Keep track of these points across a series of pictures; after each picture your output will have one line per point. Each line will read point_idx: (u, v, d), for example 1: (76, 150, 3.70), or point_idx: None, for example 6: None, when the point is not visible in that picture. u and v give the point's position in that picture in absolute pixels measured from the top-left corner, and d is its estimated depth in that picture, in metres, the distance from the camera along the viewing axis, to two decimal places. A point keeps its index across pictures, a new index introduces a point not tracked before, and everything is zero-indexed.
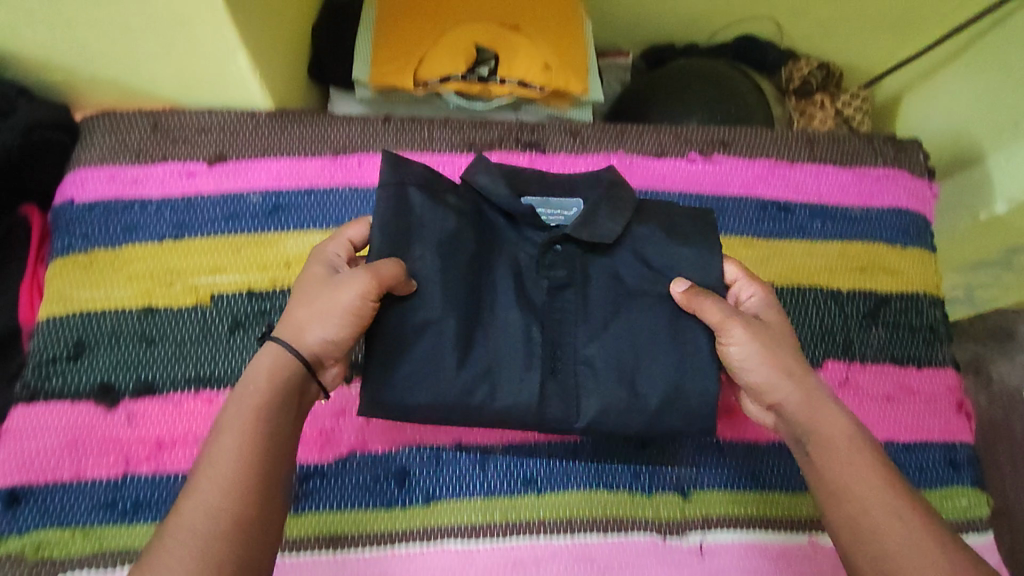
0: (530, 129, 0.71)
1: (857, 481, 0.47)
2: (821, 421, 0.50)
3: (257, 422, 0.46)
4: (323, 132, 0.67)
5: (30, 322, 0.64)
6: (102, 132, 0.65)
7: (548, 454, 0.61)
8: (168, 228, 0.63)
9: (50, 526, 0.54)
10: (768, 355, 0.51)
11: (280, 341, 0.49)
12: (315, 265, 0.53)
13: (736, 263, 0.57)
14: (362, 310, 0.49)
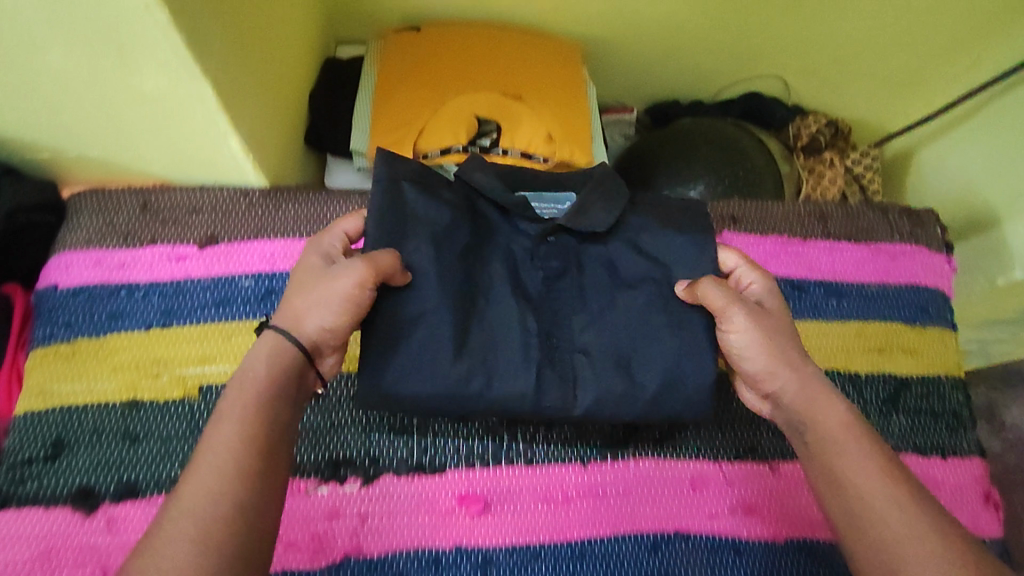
0: None
1: (868, 468, 0.44)
2: (823, 410, 0.48)
3: (259, 410, 0.43)
4: (320, 212, 0.65)
5: (8, 414, 0.61)
6: (88, 213, 0.63)
7: (554, 560, 0.57)
8: (156, 314, 0.60)
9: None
10: (769, 340, 0.50)
11: (278, 329, 0.47)
12: (311, 255, 0.51)
13: (738, 252, 0.56)
14: (360, 296, 0.47)
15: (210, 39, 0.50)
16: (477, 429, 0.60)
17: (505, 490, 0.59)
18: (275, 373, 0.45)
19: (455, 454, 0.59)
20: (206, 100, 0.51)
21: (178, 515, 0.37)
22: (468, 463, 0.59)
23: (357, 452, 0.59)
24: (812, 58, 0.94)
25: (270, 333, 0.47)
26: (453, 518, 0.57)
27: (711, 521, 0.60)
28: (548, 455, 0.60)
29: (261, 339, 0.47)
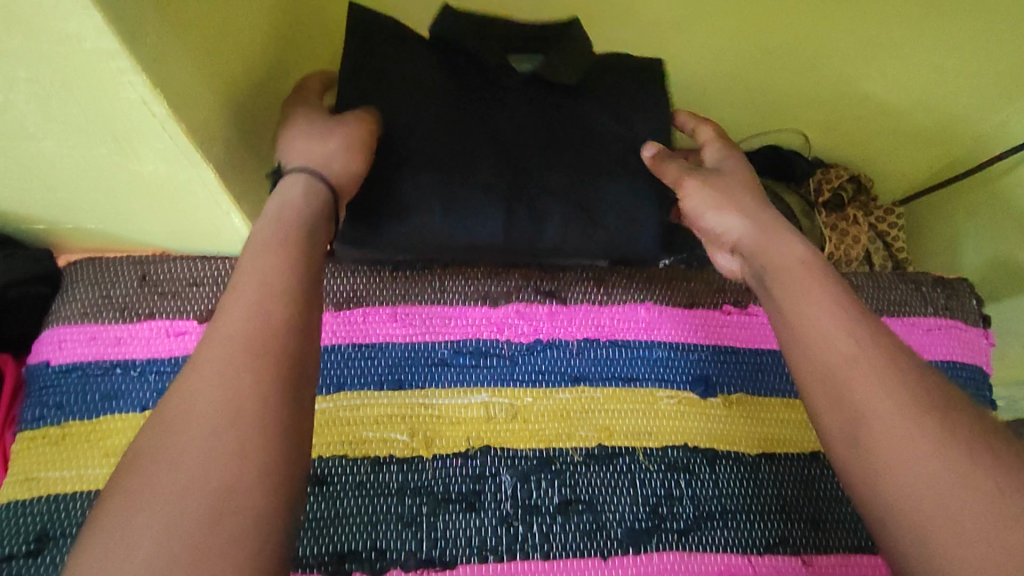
0: (550, 277, 0.66)
1: (826, 303, 0.48)
2: (780, 251, 0.53)
3: (292, 246, 0.47)
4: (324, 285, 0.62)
5: None
6: (84, 284, 0.60)
7: None
8: (151, 395, 0.57)
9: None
10: (724, 194, 0.58)
11: (306, 170, 0.52)
12: (305, 108, 0.57)
13: (706, 122, 0.66)
14: (371, 142, 0.56)
15: (213, 120, 0.49)
16: (491, 518, 0.56)
17: None
18: (305, 218, 0.49)
19: (469, 547, 0.55)
20: (204, 181, 0.51)
21: (226, 336, 0.41)
22: (481, 556, 0.54)
23: (363, 544, 0.54)
24: (830, 116, 0.93)
25: (302, 174, 0.52)
26: None
27: None
28: (566, 548, 0.56)
29: (292, 178, 0.52)
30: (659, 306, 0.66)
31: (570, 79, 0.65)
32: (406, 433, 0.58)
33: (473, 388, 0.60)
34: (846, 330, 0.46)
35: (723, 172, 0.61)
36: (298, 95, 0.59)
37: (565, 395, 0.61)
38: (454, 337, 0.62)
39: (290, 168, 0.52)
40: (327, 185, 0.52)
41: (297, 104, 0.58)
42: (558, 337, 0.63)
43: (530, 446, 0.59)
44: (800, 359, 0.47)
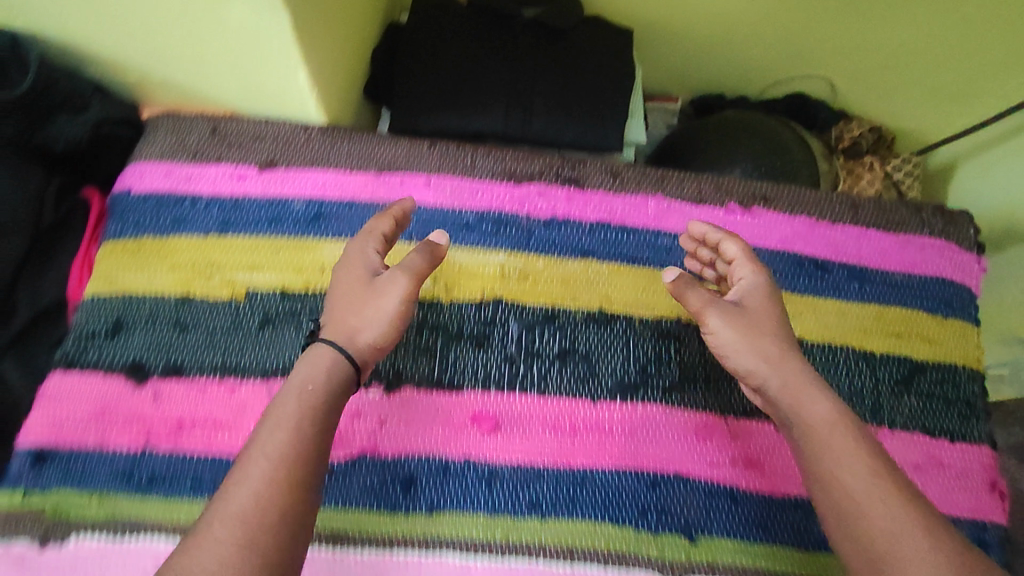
0: (571, 165, 0.72)
1: (852, 466, 0.48)
2: (804, 404, 0.51)
3: (306, 424, 0.46)
4: (368, 150, 0.70)
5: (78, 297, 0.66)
6: (164, 132, 0.69)
7: (556, 483, 0.60)
8: (213, 224, 0.65)
9: (70, 488, 0.55)
10: (746, 340, 0.54)
11: (327, 342, 0.50)
12: (355, 263, 0.55)
13: (738, 243, 0.60)
14: (407, 310, 0.53)
15: None
16: (497, 356, 0.63)
17: (516, 414, 0.61)
18: (326, 390, 0.48)
19: (476, 378, 0.62)
20: (279, 35, 0.59)
21: (226, 518, 0.41)
22: (485, 386, 0.62)
23: (384, 364, 0.62)
24: (858, 66, 0.96)
25: (324, 347, 0.50)
26: (464, 433, 0.60)
27: (714, 470, 0.62)
28: (562, 390, 0.63)
29: (313, 350, 0.50)
30: (668, 201, 0.72)
31: (563, 23, 0.81)
32: (428, 279, 0.66)
33: (491, 249, 0.68)
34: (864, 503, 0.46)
35: (749, 305, 0.57)
36: (356, 244, 0.57)
37: (574, 265, 0.68)
38: (478, 206, 0.69)
39: (315, 339, 0.51)
40: (350, 360, 0.50)
41: (352, 254, 0.56)
42: (572, 216, 0.70)
43: (538, 303, 0.66)
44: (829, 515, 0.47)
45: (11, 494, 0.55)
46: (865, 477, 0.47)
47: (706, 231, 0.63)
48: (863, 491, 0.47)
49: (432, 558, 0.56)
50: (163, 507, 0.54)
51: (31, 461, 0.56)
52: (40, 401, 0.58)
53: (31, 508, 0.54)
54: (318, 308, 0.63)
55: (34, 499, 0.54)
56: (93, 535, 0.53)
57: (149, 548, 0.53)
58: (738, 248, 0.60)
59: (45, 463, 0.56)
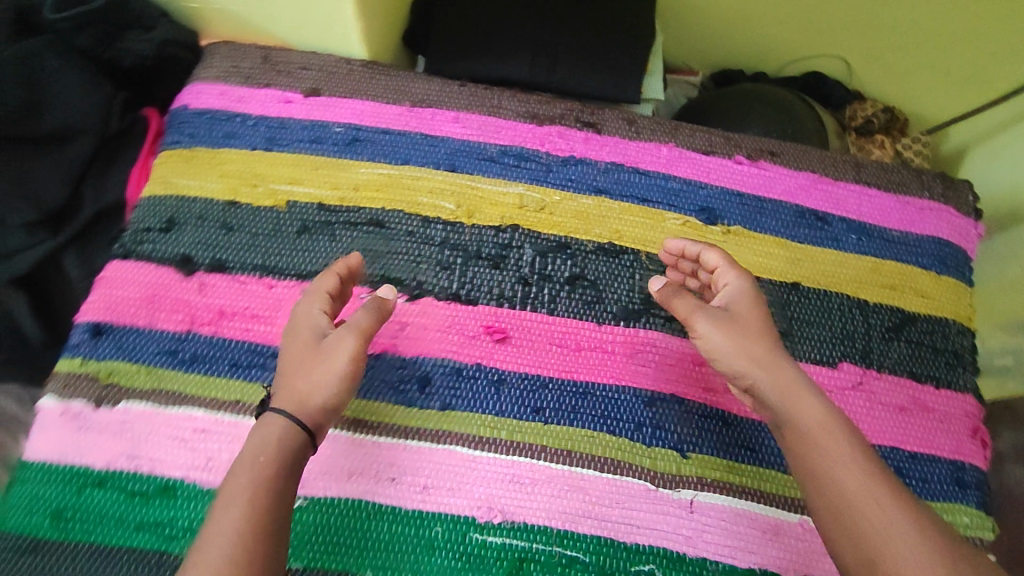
0: (591, 111, 0.77)
1: (844, 466, 0.51)
2: (796, 404, 0.54)
3: (258, 495, 0.47)
4: (403, 85, 0.75)
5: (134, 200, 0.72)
6: (221, 57, 0.75)
7: (559, 393, 0.64)
8: (260, 140, 0.71)
9: (122, 359, 0.60)
10: (736, 343, 0.56)
11: (278, 410, 0.51)
12: (303, 328, 0.57)
13: (720, 252, 0.63)
14: (358, 367, 0.55)
15: None
16: (512, 276, 0.68)
17: (527, 329, 0.66)
18: (277, 461, 0.49)
19: (491, 293, 0.67)
20: None
21: None
22: (499, 302, 0.67)
23: (408, 275, 0.67)
24: (875, 46, 1.00)
25: (276, 415, 0.51)
26: (478, 341, 0.65)
27: (708, 395, 0.65)
28: (569, 310, 0.67)
29: (265, 419, 0.51)
30: (681, 149, 0.76)
31: None
32: (452, 203, 0.71)
33: (512, 181, 0.72)
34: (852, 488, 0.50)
35: (736, 310, 0.59)
36: (303, 308, 0.59)
37: (588, 200, 0.72)
38: (503, 141, 0.74)
39: (269, 406, 0.52)
40: (305, 427, 0.52)
41: (299, 314, 0.58)
42: (589, 157, 0.74)
43: (553, 232, 0.71)
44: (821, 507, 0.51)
45: (72, 360, 0.60)
46: (854, 467, 0.51)
47: (686, 246, 0.65)
48: (855, 484, 0.50)
49: (441, 448, 0.60)
50: (201, 382, 0.59)
51: (89, 333, 0.61)
52: (100, 284, 0.64)
53: (87, 373, 0.59)
54: (351, 221, 0.69)
55: (90, 366, 0.60)
56: (141, 400, 0.58)
57: (189, 415, 0.58)
58: (719, 258, 0.63)
59: (103, 334, 0.61)
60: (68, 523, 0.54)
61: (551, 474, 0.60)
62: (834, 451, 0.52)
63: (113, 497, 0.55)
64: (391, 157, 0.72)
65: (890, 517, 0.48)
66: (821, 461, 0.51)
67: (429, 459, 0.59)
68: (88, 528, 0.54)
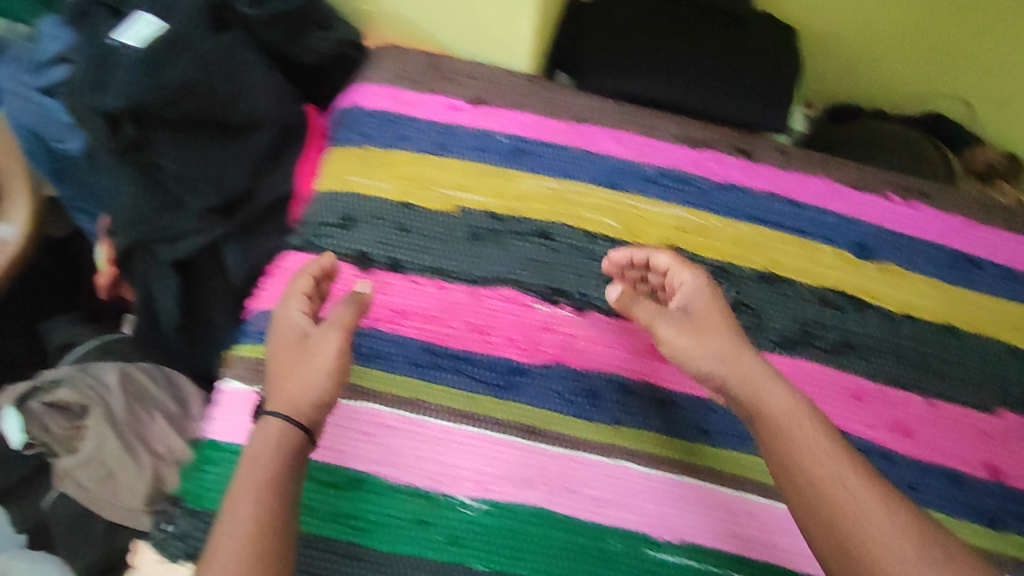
0: (744, 138, 0.77)
1: (811, 452, 0.51)
2: (760, 393, 0.54)
3: (261, 486, 0.50)
4: (565, 100, 0.77)
5: (307, 193, 0.75)
6: (389, 61, 0.77)
7: (723, 418, 0.65)
8: (428, 145, 0.73)
9: None
10: (699, 343, 0.58)
11: (275, 413, 0.53)
12: (287, 329, 0.59)
13: (670, 253, 0.64)
14: (345, 360, 0.57)
15: None
16: None
17: None
18: (278, 458, 0.52)
19: None
20: None
21: None
22: None
23: (575, 289, 0.69)
24: (1001, 90, 1.01)
25: (272, 419, 0.53)
26: (643, 359, 0.67)
27: (874, 432, 0.65)
28: None
29: (263, 424, 0.54)
30: (834, 183, 0.76)
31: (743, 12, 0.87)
32: (616, 221, 0.72)
33: (672, 203, 0.73)
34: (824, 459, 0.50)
35: (694, 310, 0.60)
36: (281, 309, 0.60)
37: (744, 227, 0.73)
38: (660, 162, 0.75)
39: (262, 412, 0.54)
40: (300, 424, 0.54)
41: (279, 318, 0.60)
42: (744, 184, 0.75)
43: (714, 256, 0.72)
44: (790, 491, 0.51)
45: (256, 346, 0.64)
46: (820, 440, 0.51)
47: (631, 252, 0.65)
48: (818, 461, 0.50)
49: (615, 463, 0.62)
50: (382, 378, 0.63)
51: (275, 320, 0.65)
52: (279, 274, 0.67)
53: None
54: (516, 231, 0.71)
55: None
56: None
57: (372, 410, 0.62)
58: (670, 258, 0.64)
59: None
60: None
61: (723, 497, 0.61)
62: (804, 439, 0.51)
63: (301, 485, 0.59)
64: (554, 170, 0.73)
65: (859, 491, 0.48)
66: (787, 450, 0.51)
67: (604, 473, 0.61)
68: None
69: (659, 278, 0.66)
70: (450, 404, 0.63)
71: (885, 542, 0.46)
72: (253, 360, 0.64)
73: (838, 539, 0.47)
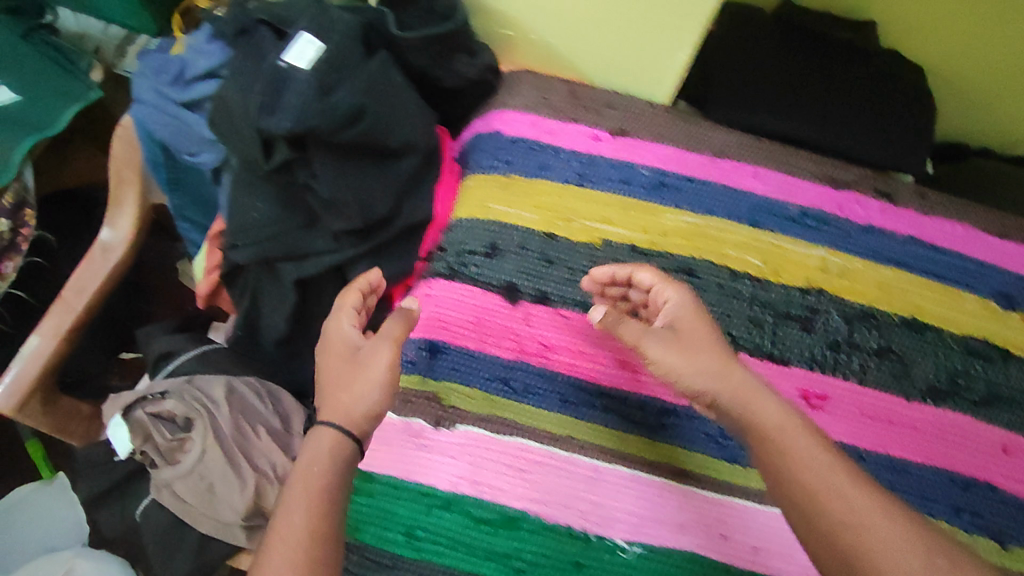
0: (884, 181, 0.78)
1: (806, 463, 0.50)
2: (756, 408, 0.53)
3: (315, 494, 0.54)
4: (706, 135, 0.77)
5: (443, 219, 0.75)
6: (528, 87, 0.76)
7: (874, 467, 0.65)
8: (572, 176, 0.72)
9: (455, 381, 0.65)
10: (688, 360, 0.56)
11: (329, 423, 0.58)
12: (339, 342, 0.65)
13: (652, 270, 0.63)
14: (396, 372, 0.62)
15: None
16: (821, 340, 0.70)
17: (842, 397, 0.68)
18: (329, 468, 0.56)
19: (804, 355, 0.69)
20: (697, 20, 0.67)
21: None
22: (812, 366, 0.69)
23: (722, 328, 0.69)
24: None
25: (325, 429, 0.58)
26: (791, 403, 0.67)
27: (1017, 485, 0.66)
28: (878, 383, 0.68)
29: (316, 433, 0.58)
30: (974, 230, 0.76)
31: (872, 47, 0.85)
32: (759, 260, 0.72)
33: (815, 244, 0.73)
34: (821, 471, 0.49)
35: (680, 326, 0.58)
36: (334, 323, 0.67)
37: (887, 272, 0.73)
38: (802, 201, 0.75)
39: (316, 421, 0.59)
40: (352, 436, 0.59)
41: (334, 335, 0.66)
42: (886, 227, 0.75)
43: (856, 300, 0.72)
44: (787, 508, 0.50)
45: (409, 376, 0.65)
46: (817, 451, 0.51)
47: (614, 269, 0.64)
48: (815, 475, 0.49)
49: (768, 510, 0.63)
50: (533, 414, 0.64)
51: (426, 352, 0.66)
52: (426, 303, 0.68)
53: (427, 392, 0.64)
54: (662, 267, 0.70)
55: (428, 385, 0.65)
56: (478, 425, 0.64)
57: (520, 445, 0.63)
58: (652, 275, 0.63)
59: (438, 354, 0.66)
60: (420, 542, 0.60)
61: None
62: (799, 453, 0.50)
63: (459, 520, 0.60)
64: (696, 205, 0.73)
65: (859, 503, 0.47)
66: (783, 465, 0.50)
67: (758, 521, 0.62)
68: (439, 548, 0.60)
69: (639, 295, 0.65)
70: (603, 443, 0.64)
71: (886, 553, 0.45)
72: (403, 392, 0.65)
73: (841, 554, 0.46)
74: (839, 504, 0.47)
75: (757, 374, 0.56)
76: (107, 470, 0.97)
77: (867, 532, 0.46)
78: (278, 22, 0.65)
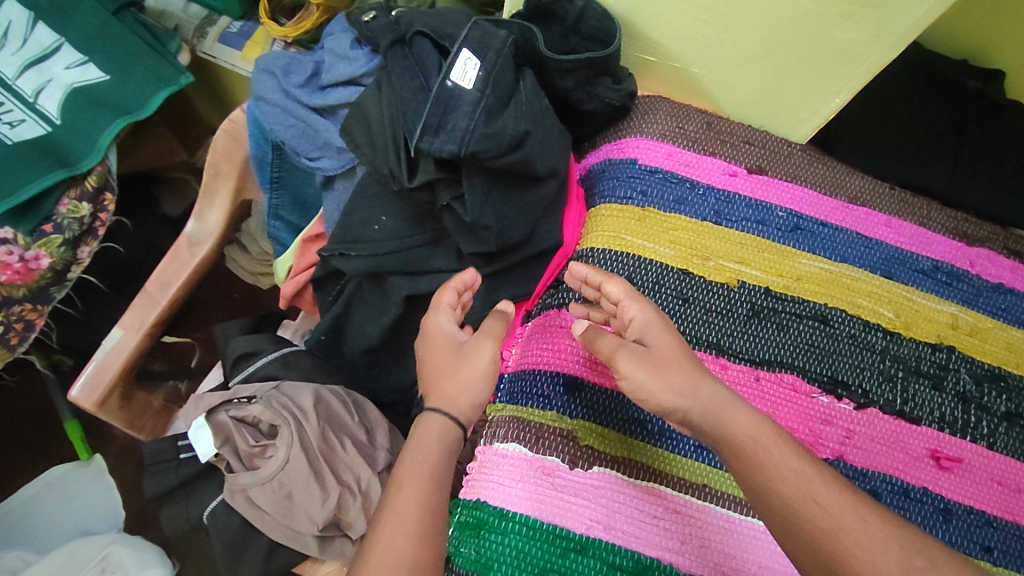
0: (1016, 239, 0.77)
1: (780, 472, 0.51)
2: (728, 423, 0.54)
3: (423, 476, 0.57)
4: (840, 179, 0.77)
5: (569, 247, 0.74)
6: (665, 114, 0.76)
7: (1002, 535, 0.64)
8: (709, 212, 0.72)
9: (592, 420, 0.64)
10: (658, 379, 0.56)
11: (436, 409, 0.60)
12: (437, 337, 0.64)
13: (621, 284, 0.62)
14: (495, 367, 0.62)
15: (886, 26, 0.61)
16: (951, 399, 0.68)
17: (970, 461, 0.66)
18: (438, 449, 0.59)
19: (934, 415, 0.67)
20: (859, 72, 0.66)
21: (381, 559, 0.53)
22: (942, 426, 0.67)
23: (854, 381, 0.68)
24: None
25: (435, 414, 0.60)
26: (922, 463, 0.66)
27: None
28: (1006, 448, 0.67)
29: (424, 419, 0.61)
30: None
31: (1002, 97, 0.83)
32: (892, 312, 0.71)
33: (944, 298, 0.73)
34: (801, 479, 0.50)
35: (649, 344, 0.58)
36: (429, 319, 0.65)
37: (1017, 333, 0.72)
38: (934, 255, 0.75)
39: (425, 409, 0.61)
40: (460, 425, 0.61)
41: (432, 329, 0.65)
42: (1017, 287, 0.74)
43: (986, 360, 0.70)
44: (767, 516, 0.51)
45: (543, 412, 0.64)
46: (791, 457, 0.52)
47: (589, 273, 0.63)
48: (797, 488, 0.50)
49: None
50: (671, 459, 0.63)
51: (564, 387, 0.65)
52: (560, 333, 0.68)
53: (562, 430, 0.63)
54: (796, 313, 0.69)
55: (565, 423, 0.64)
56: (612, 468, 0.62)
57: (657, 490, 0.61)
58: (621, 289, 0.62)
59: (574, 391, 0.65)
60: None
61: None
62: (770, 461, 0.51)
63: (594, 566, 0.58)
64: (830, 251, 0.73)
65: (834, 507, 0.49)
66: (764, 480, 0.51)
67: None
68: None
69: (608, 307, 0.64)
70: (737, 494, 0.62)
71: (867, 557, 0.46)
72: (536, 426, 0.64)
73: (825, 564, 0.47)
74: (811, 511, 0.49)
75: (727, 386, 0.57)
76: (173, 468, 0.91)
77: (848, 539, 0.47)
78: (438, 36, 0.63)
